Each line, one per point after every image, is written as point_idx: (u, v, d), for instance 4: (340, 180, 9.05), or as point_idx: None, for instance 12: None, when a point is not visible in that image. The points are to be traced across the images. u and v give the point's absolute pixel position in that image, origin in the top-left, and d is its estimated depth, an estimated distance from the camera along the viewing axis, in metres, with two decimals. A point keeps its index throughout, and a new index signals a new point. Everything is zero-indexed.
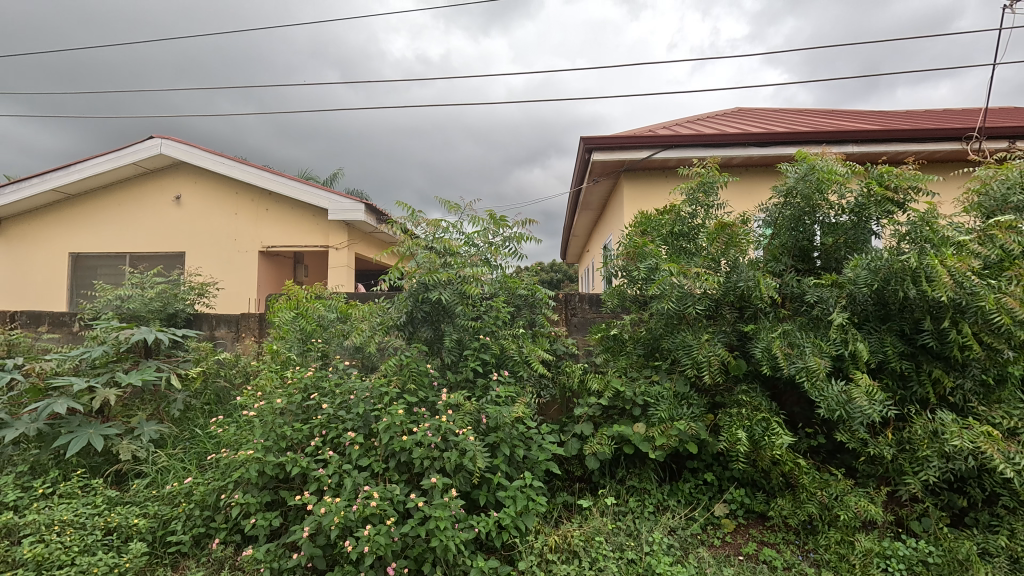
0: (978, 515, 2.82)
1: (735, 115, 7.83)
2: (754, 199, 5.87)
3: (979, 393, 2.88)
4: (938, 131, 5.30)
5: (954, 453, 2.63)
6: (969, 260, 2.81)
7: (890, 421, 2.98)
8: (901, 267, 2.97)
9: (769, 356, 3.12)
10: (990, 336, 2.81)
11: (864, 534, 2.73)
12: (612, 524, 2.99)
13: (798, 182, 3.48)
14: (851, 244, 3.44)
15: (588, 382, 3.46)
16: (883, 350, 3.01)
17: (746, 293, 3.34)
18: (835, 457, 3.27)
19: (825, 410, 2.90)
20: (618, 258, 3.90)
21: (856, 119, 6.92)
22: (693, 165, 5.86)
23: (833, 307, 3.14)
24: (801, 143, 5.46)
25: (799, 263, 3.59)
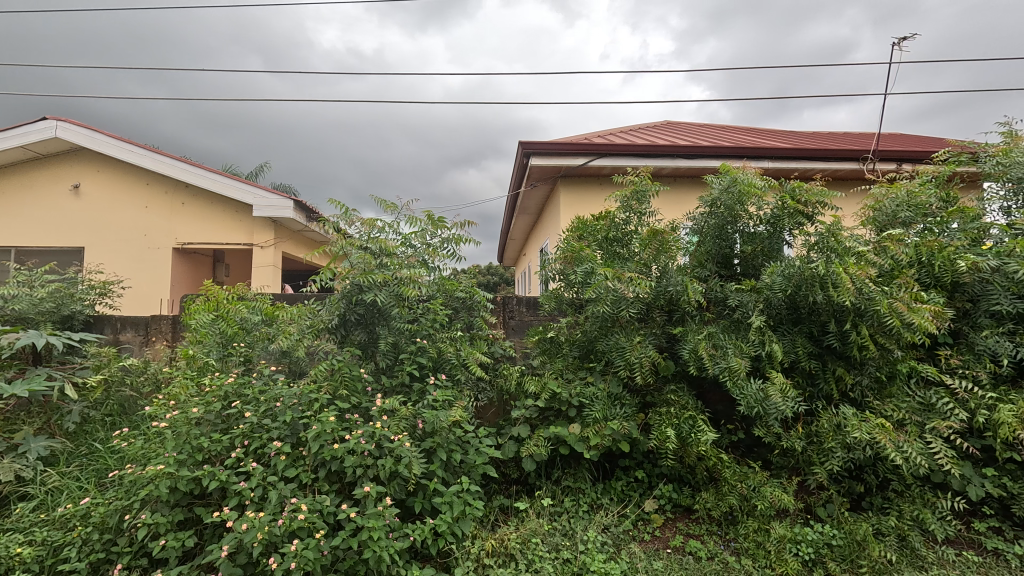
0: (873, 499, 3.13)
1: (664, 128, 8.24)
2: (683, 208, 6.17)
3: (873, 388, 3.19)
4: (841, 151, 5.84)
5: (854, 444, 2.90)
6: (866, 269, 3.12)
7: (800, 416, 3.24)
8: (811, 274, 3.23)
9: (695, 356, 3.29)
10: (884, 337, 3.13)
11: (778, 522, 2.93)
12: (548, 525, 3.01)
13: (722, 193, 3.70)
14: (767, 252, 3.71)
15: (526, 384, 3.49)
16: (794, 351, 3.27)
17: (674, 297, 3.51)
18: (753, 451, 3.47)
19: (745, 407, 3.09)
20: (556, 261, 3.96)
21: (773, 136, 7.47)
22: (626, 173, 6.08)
23: (751, 311, 3.37)
24: (724, 157, 5.84)
25: (722, 269, 3.82)
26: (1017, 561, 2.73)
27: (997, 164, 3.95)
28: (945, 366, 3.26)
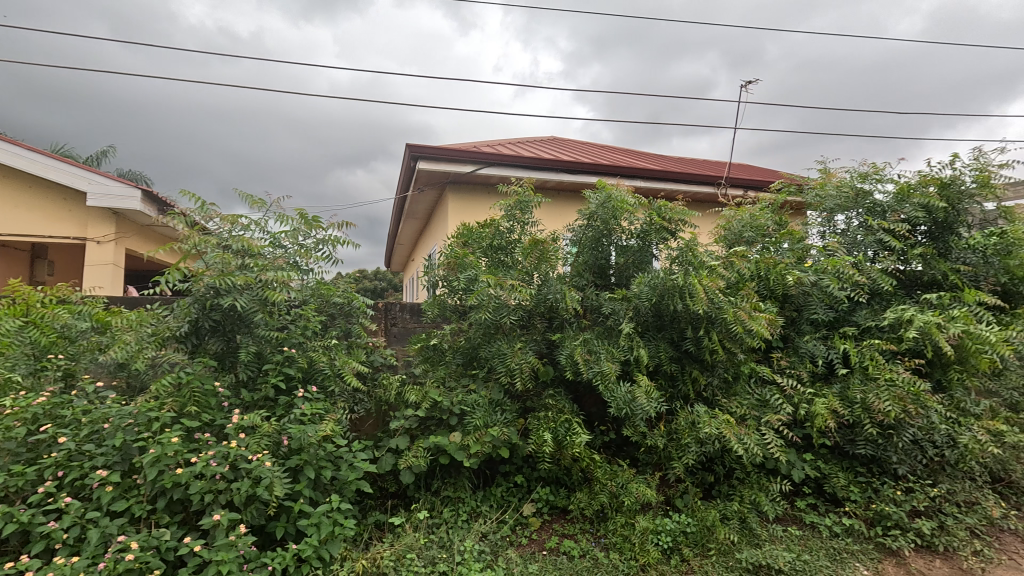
0: (721, 487, 3.50)
1: (550, 143, 8.61)
2: (563, 220, 6.47)
3: (722, 388, 3.58)
4: (700, 176, 6.55)
5: (705, 438, 3.22)
6: (717, 281, 3.50)
7: (662, 415, 3.52)
8: (672, 285, 3.55)
9: (571, 362, 3.43)
10: (730, 342, 3.53)
11: (642, 515, 3.15)
12: (425, 538, 2.92)
13: (599, 207, 3.94)
14: (638, 264, 4.01)
15: (406, 394, 3.37)
16: (658, 355, 3.57)
17: (553, 304, 3.64)
18: (622, 450, 3.70)
19: (615, 409, 3.28)
20: (439, 267, 3.92)
21: (646, 159, 8.17)
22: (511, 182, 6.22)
23: (622, 318, 3.62)
24: (602, 174, 6.23)
25: (598, 279, 4.06)
26: (827, 531, 3.23)
27: (816, 196, 4.73)
28: (777, 366, 3.77)
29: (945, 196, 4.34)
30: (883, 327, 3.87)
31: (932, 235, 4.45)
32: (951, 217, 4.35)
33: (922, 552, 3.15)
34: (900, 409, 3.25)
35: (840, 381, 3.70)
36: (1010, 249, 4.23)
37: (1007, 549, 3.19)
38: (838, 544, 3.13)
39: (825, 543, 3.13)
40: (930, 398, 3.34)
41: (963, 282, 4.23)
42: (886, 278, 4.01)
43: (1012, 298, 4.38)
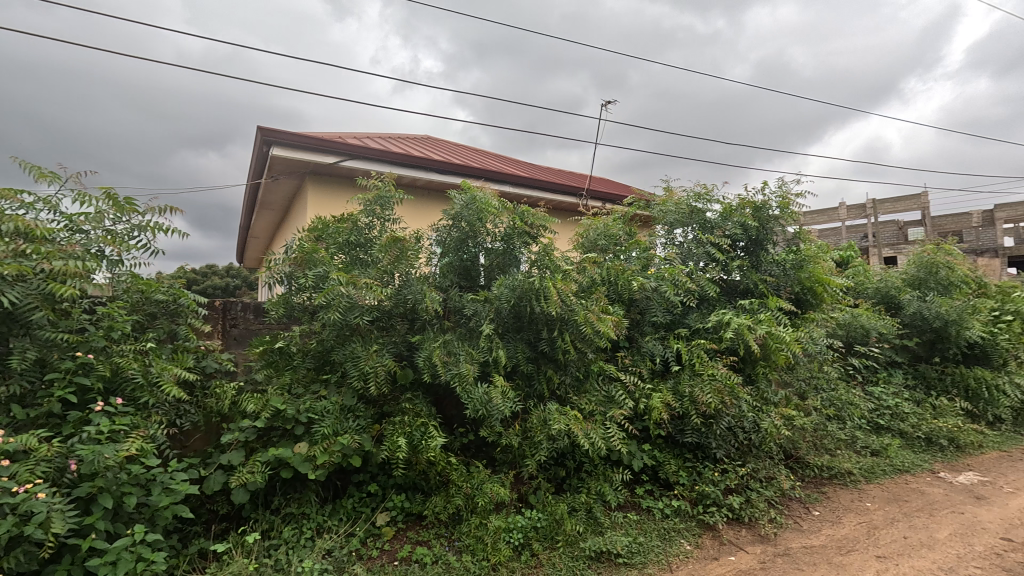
0: (572, 481, 3.69)
1: (423, 141, 8.49)
2: (426, 220, 6.40)
3: (573, 386, 3.78)
4: (564, 186, 6.95)
5: (556, 435, 3.38)
6: (570, 284, 3.71)
7: (518, 414, 3.62)
8: (530, 288, 3.68)
9: (429, 364, 3.36)
10: (581, 342, 3.74)
11: (495, 515, 3.20)
12: (258, 563, 2.63)
13: (463, 209, 3.96)
14: (503, 267, 4.03)
15: (242, 403, 3.03)
16: (515, 355, 3.66)
17: (413, 305, 3.55)
18: (481, 451, 3.71)
19: (472, 410, 3.29)
20: (285, 263, 3.62)
21: (516, 166, 8.45)
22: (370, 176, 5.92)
23: (483, 319, 3.65)
24: (469, 175, 6.28)
25: (463, 281, 4.03)
26: (659, 513, 3.58)
27: (659, 210, 5.26)
28: (622, 364, 4.11)
29: (757, 218, 5.08)
30: (708, 329, 4.41)
31: (748, 250, 5.18)
32: (761, 236, 5.10)
33: (733, 524, 3.64)
34: (718, 400, 3.74)
35: (673, 377, 4.13)
36: (802, 263, 5.09)
37: (794, 515, 3.83)
38: (668, 524, 3.49)
39: (657, 525, 3.48)
40: (740, 390, 3.89)
41: (767, 290, 5.01)
42: (711, 285, 4.63)
43: (803, 305, 5.27)
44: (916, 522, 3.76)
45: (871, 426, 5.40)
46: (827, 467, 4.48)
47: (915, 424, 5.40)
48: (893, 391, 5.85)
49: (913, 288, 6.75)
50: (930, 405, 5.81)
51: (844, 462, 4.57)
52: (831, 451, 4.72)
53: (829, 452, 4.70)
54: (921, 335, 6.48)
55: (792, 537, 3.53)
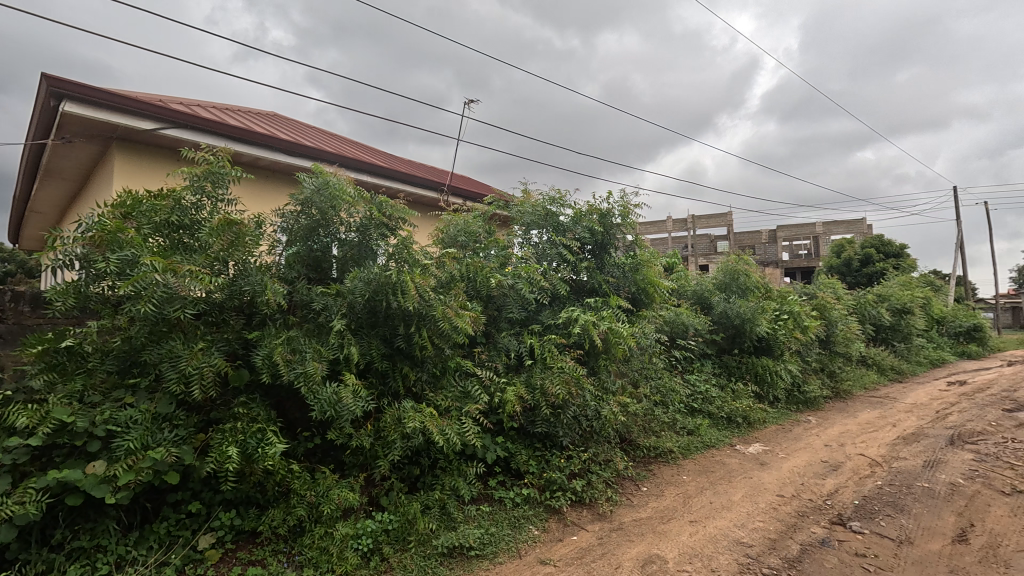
0: (425, 479, 3.64)
1: (268, 118, 7.69)
2: (262, 203, 5.70)
3: (430, 382, 3.73)
4: (424, 180, 6.85)
5: (410, 433, 3.30)
6: (428, 279, 3.66)
7: (371, 414, 3.45)
8: (386, 281, 3.53)
9: (269, 363, 3.03)
10: (438, 338, 3.69)
11: (342, 522, 3.02)
12: None
13: (314, 194, 3.67)
14: (357, 259, 3.79)
15: (9, 417, 2.40)
16: (369, 352, 3.49)
17: (252, 298, 3.20)
18: (328, 455, 3.45)
19: (318, 411, 3.06)
20: (77, 244, 2.94)
21: (374, 155, 8.11)
22: (196, 147, 5.03)
23: (334, 314, 3.42)
24: (319, 159, 5.86)
25: (312, 273, 3.72)
26: (510, 503, 3.72)
27: (517, 211, 5.47)
28: (478, 360, 4.18)
29: (603, 223, 5.54)
30: (559, 325, 4.69)
31: (594, 252, 5.63)
32: (605, 240, 5.57)
33: (576, 506, 3.92)
34: (565, 391, 4.01)
35: (526, 371, 4.31)
36: (638, 267, 5.69)
37: (626, 492, 4.27)
38: (518, 512, 3.64)
39: (508, 514, 3.61)
40: (585, 381, 4.21)
41: (609, 289, 5.51)
42: (562, 284, 4.96)
43: (639, 304, 5.89)
44: (719, 488, 4.46)
45: (688, 409, 6.26)
46: (653, 447, 5.09)
47: (719, 406, 6.40)
48: (704, 378, 6.86)
49: (720, 291, 7.98)
50: (730, 389, 6.94)
51: (666, 441, 5.23)
52: (657, 432, 5.36)
53: (655, 433, 5.35)
54: (725, 330, 7.70)
55: (625, 512, 3.93)
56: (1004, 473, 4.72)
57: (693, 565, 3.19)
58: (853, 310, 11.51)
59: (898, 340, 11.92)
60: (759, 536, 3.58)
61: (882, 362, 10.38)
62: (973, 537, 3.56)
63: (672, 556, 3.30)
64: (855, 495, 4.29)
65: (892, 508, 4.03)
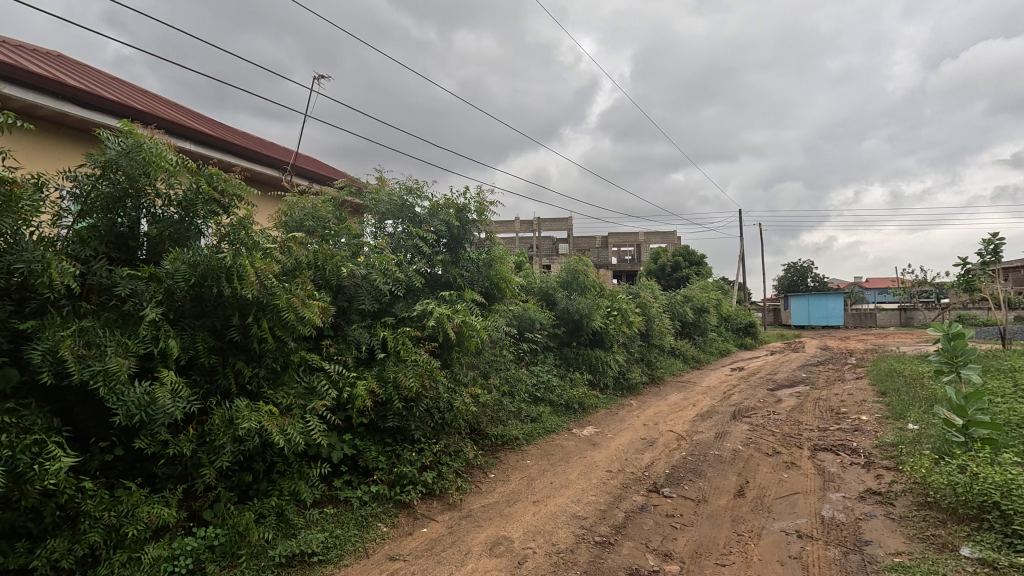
0: (259, 486, 3.30)
1: (49, 55, 6.17)
2: (53, 163, 4.62)
3: (268, 379, 3.39)
4: (263, 156, 6.19)
5: (243, 435, 2.98)
6: (270, 265, 3.32)
7: (193, 417, 3.02)
8: (217, 265, 3.10)
9: (52, 361, 2.46)
10: (281, 330, 3.37)
11: (152, 543, 2.61)
12: None
13: (120, 156, 3.05)
14: (175, 239, 3.28)
15: None
16: (193, 346, 3.05)
17: (27, 280, 2.56)
18: (134, 469, 2.92)
19: (123, 416, 2.59)
20: None
21: (199, 121, 7.05)
22: None
23: (146, 302, 2.91)
24: (123, 116, 4.94)
25: (114, 251, 3.11)
26: (357, 502, 3.57)
27: (371, 199, 5.26)
28: (326, 353, 3.91)
29: (459, 218, 5.58)
30: (413, 317, 4.61)
31: (450, 246, 5.65)
32: (461, 235, 5.62)
33: (426, 498, 3.93)
34: (419, 383, 3.98)
35: (378, 364, 4.16)
36: (491, 262, 5.86)
37: (475, 479, 4.40)
38: (365, 510, 3.52)
39: (355, 514, 3.46)
40: (438, 373, 4.23)
41: (463, 283, 5.59)
42: (417, 277, 4.88)
43: (491, 298, 6.08)
44: (558, 469, 4.84)
45: (532, 398, 6.66)
46: (500, 436, 5.31)
47: (559, 394, 6.93)
48: (547, 369, 7.36)
49: (563, 288, 8.60)
50: (569, 378, 7.56)
51: (512, 429, 5.50)
52: (504, 421, 5.61)
53: (502, 422, 5.59)
54: (566, 325, 8.33)
55: (473, 499, 4.05)
56: (768, 438, 5.94)
57: (535, 541, 3.42)
58: (666, 308, 13.37)
59: (698, 334, 14.18)
60: (592, 508, 3.99)
61: (686, 352, 12.25)
62: (748, 491, 4.43)
63: (517, 535, 3.49)
64: (666, 465, 5.03)
65: (693, 474, 4.80)
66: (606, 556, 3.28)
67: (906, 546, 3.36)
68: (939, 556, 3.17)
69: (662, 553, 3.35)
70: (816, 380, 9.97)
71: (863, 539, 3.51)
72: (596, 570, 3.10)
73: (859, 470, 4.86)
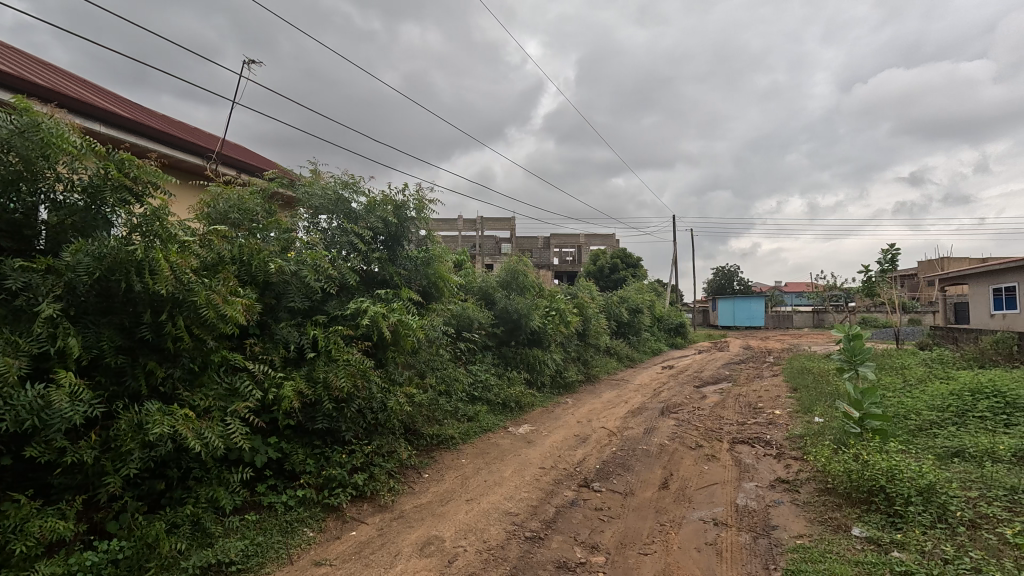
0: (173, 494, 3.11)
1: None
2: None
3: (185, 380, 3.20)
4: (184, 142, 5.79)
5: (154, 440, 2.80)
6: (189, 260, 3.13)
7: (96, 421, 2.80)
8: (126, 258, 2.88)
9: None
10: (200, 328, 3.18)
11: (45, 560, 2.40)
12: None
13: (13, 136, 2.77)
14: (79, 230, 3.01)
15: None
16: (98, 345, 2.82)
17: None
18: (25, 479, 2.66)
19: (11, 423, 2.36)
20: None
21: (111, 100, 6.48)
22: None
23: (42, 297, 2.66)
24: (18, 91, 4.43)
25: (5, 240, 2.82)
26: (282, 507, 3.44)
27: (304, 192, 5.07)
28: (250, 353, 3.73)
29: (397, 215, 5.48)
30: (346, 316, 4.49)
31: (387, 244, 5.55)
32: (399, 232, 5.53)
33: (356, 501, 3.85)
34: (351, 384, 3.88)
35: (308, 364, 4.02)
36: (430, 261, 5.80)
37: (408, 480, 4.36)
38: (290, 516, 3.40)
39: (279, 519, 3.34)
40: (371, 373, 4.14)
41: (400, 282, 5.51)
42: (352, 274, 4.76)
43: (429, 297, 6.03)
44: (493, 467, 4.88)
45: (469, 397, 6.67)
46: (435, 436, 5.28)
47: (497, 393, 6.99)
48: (485, 368, 7.38)
49: (502, 288, 8.65)
50: (507, 377, 7.63)
51: (448, 429, 5.49)
52: (440, 421, 5.58)
53: (438, 422, 5.56)
54: (505, 325, 8.40)
55: (406, 500, 4.01)
56: (692, 433, 6.28)
57: (467, 539, 3.43)
58: (603, 309, 13.77)
59: (632, 334, 14.73)
60: (524, 504, 4.06)
61: (621, 352, 12.69)
62: (672, 483, 4.67)
63: (448, 534, 3.49)
64: (597, 461, 5.20)
65: (622, 468, 5.00)
66: (535, 550, 3.35)
67: (807, 529, 3.68)
68: (834, 536, 3.49)
69: (589, 545, 3.47)
70: (737, 377, 10.64)
71: (771, 524, 3.80)
72: (525, 565, 3.17)
73: (771, 461, 5.26)
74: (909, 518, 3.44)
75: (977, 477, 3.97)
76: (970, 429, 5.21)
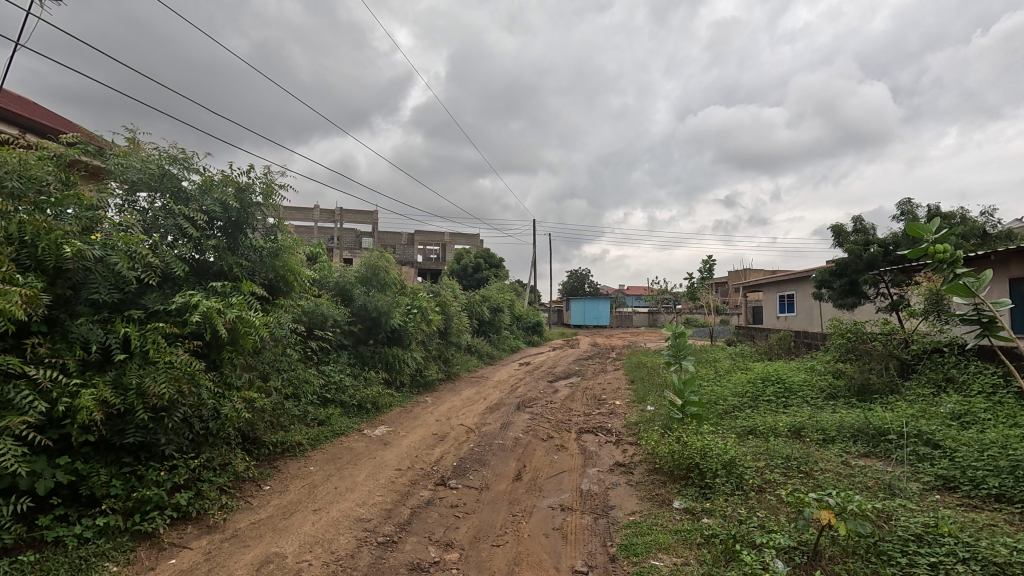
0: None
1: None
2: None
3: None
4: None
5: None
6: None
7: None
8: None
9: None
10: None
11: None
12: None
13: None
14: None
15: None
16: None
17: None
18: None
19: None
20: None
21: None
22: None
23: None
24: None
25: None
26: (74, 541, 2.85)
27: (117, 163, 4.24)
28: (31, 356, 3.02)
29: (238, 199, 4.90)
30: (170, 311, 3.85)
31: (225, 231, 4.93)
32: (240, 218, 4.96)
33: (176, 524, 3.36)
34: (173, 390, 3.37)
35: (116, 368, 3.39)
36: (278, 252, 5.29)
37: (244, 495, 3.92)
38: (86, 550, 2.83)
39: (68, 556, 2.76)
40: (201, 377, 3.64)
41: (242, 274, 4.93)
42: (178, 263, 4.11)
43: (275, 292, 5.50)
44: (344, 473, 4.62)
45: (320, 399, 6.23)
46: (280, 443, 4.84)
47: (352, 394, 6.64)
48: (339, 368, 6.95)
49: (361, 284, 8.23)
50: (363, 377, 7.29)
51: (295, 434, 5.07)
52: (285, 427, 5.13)
53: (283, 428, 5.10)
54: (362, 322, 8.01)
55: (241, 517, 3.60)
56: (544, 425, 6.65)
57: (312, 552, 3.20)
58: (465, 307, 13.89)
59: (493, 333, 15.14)
60: (376, 508, 3.92)
61: (481, 349, 12.94)
62: (524, 473, 4.90)
63: (291, 550, 3.22)
64: (454, 458, 5.22)
65: (478, 464, 5.09)
66: (388, 555, 3.25)
67: (637, 506, 4.12)
68: (659, 510, 3.97)
69: (443, 543, 3.47)
70: (585, 372, 11.56)
71: (609, 504, 4.19)
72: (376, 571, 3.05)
73: (610, 447, 5.79)
74: (716, 488, 4.06)
75: (764, 449, 4.83)
76: (761, 410, 6.33)
